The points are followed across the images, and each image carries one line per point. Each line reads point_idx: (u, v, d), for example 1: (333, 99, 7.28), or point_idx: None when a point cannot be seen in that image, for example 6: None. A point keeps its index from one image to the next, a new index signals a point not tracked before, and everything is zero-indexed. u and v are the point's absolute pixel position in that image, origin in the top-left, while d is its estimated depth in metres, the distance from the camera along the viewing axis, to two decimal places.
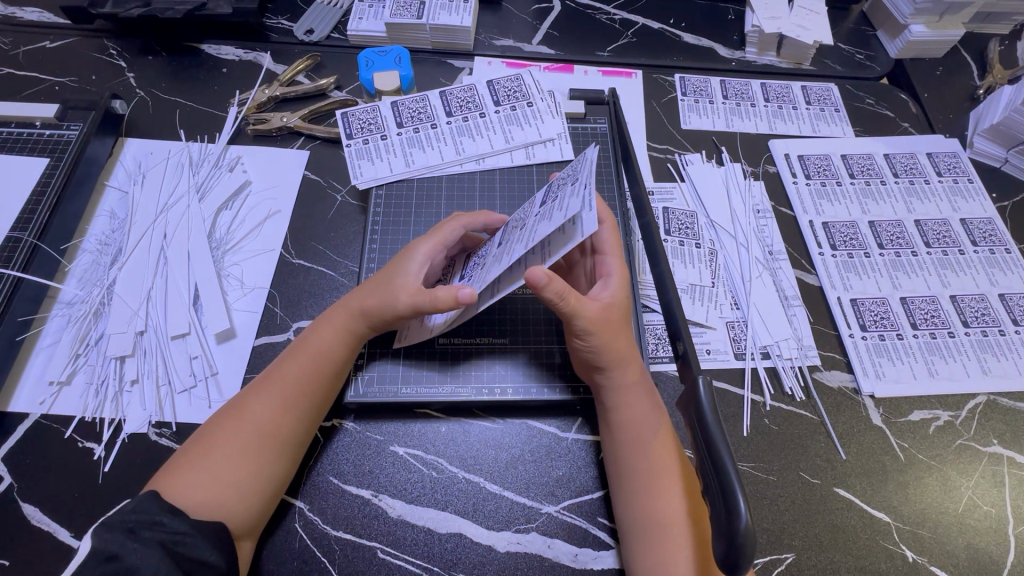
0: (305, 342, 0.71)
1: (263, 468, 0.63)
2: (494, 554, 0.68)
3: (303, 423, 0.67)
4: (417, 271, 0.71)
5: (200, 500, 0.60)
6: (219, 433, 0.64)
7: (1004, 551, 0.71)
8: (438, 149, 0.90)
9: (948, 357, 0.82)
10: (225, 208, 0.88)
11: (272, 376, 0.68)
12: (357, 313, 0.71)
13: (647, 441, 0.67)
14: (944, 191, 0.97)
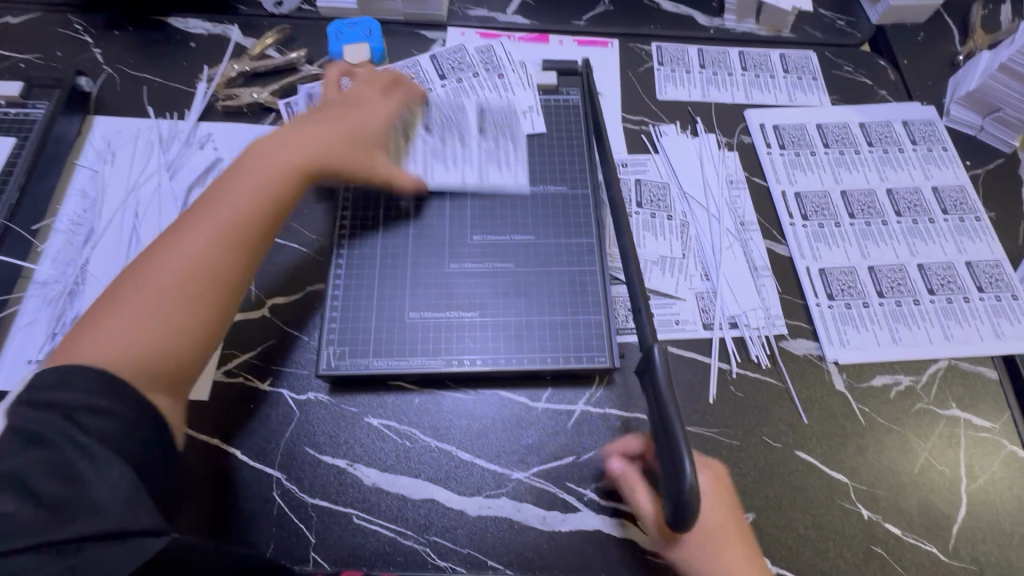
0: (211, 204, 0.68)
1: (179, 339, 0.62)
2: (465, 518, 0.71)
3: (235, 254, 0.66)
4: (335, 135, 0.77)
5: (113, 350, 0.58)
6: (134, 284, 0.62)
7: (956, 508, 0.74)
8: (391, 121, 0.87)
9: (913, 324, 0.84)
10: (196, 186, 0.88)
11: (184, 233, 0.66)
12: (302, 148, 0.74)
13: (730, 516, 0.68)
14: (918, 159, 0.97)
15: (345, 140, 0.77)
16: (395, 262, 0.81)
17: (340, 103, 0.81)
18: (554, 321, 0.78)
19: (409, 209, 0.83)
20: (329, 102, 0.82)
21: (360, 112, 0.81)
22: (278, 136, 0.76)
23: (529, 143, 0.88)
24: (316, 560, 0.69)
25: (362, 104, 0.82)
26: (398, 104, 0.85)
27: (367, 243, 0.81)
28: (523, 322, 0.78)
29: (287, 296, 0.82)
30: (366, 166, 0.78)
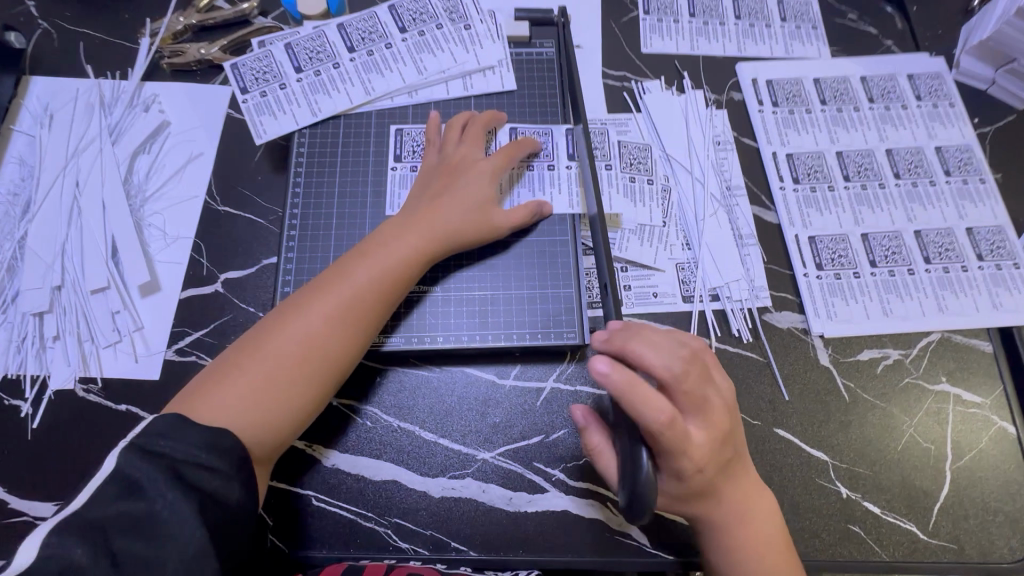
0: (342, 273, 0.68)
1: (283, 405, 0.63)
2: (428, 499, 0.69)
3: (344, 344, 0.66)
4: (454, 210, 0.71)
5: (242, 420, 0.61)
6: (254, 354, 0.64)
7: (939, 486, 0.71)
8: (345, 92, 0.79)
9: (906, 295, 0.79)
10: (142, 152, 0.82)
11: (302, 313, 0.66)
12: (422, 236, 0.69)
13: (747, 480, 0.62)
14: (921, 116, 0.90)
15: (466, 219, 0.71)
16: (351, 232, 0.75)
17: (445, 170, 0.74)
18: (522, 295, 0.73)
19: (367, 175, 0.77)
20: (429, 170, 0.74)
21: (469, 176, 0.73)
22: (403, 214, 0.72)
23: (497, 102, 0.81)
24: (275, 542, 0.67)
25: (469, 167, 0.73)
26: (507, 163, 0.74)
27: (322, 211, 0.75)
28: (490, 297, 0.73)
29: (241, 270, 0.77)
30: (482, 233, 0.72)
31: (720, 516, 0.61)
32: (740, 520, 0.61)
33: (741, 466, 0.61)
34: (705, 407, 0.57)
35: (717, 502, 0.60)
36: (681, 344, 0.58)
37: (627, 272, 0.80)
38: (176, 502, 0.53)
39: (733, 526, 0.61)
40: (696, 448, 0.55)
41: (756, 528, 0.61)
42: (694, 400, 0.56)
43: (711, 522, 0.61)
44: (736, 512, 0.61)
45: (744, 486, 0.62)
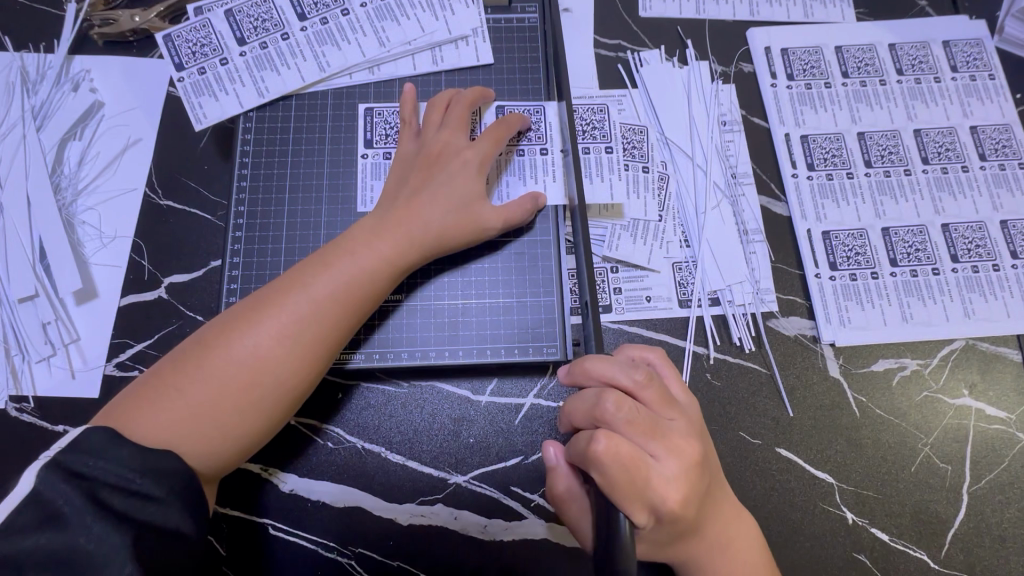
0: (307, 271, 0.56)
1: (237, 426, 0.52)
2: (395, 527, 0.63)
3: (308, 356, 0.54)
4: (435, 209, 0.60)
5: (175, 444, 0.49)
6: (201, 360, 0.52)
7: (954, 510, 0.65)
8: (296, 67, 0.69)
9: (928, 298, 0.71)
10: (72, 138, 0.73)
11: (260, 316, 0.53)
12: (402, 237, 0.59)
13: (729, 514, 0.54)
14: (956, 91, 0.79)
15: (449, 220, 0.61)
16: (305, 233, 0.66)
17: (422, 159, 0.63)
18: (498, 304, 0.65)
19: (323, 165, 0.68)
20: (407, 159, 0.64)
21: (454, 167, 0.62)
22: (379, 211, 0.61)
23: (472, 78, 0.71)
24: (231, 573, 0.62)
25: (453, 155, 0.63)
26: (496, 150, 0.64)
27: (272, 207, 0.67)
28: (462, 306, 0.65)
29: (187, 274, 0.69)
30: (468, 236, 0.62)
31: (697, 556, 0.53)
32: (724, 562, 0.53)
33: (718, 499, 0.54)
34: (666, 438, 0.48)
35: (694, 542, 0.52)
36: (630, 371, 0.50)
37: (617, 273, 0.72)
38: (104, 536, 0.42)
39: (714, 569, 0.53)
40: (663, 488, 0.47)
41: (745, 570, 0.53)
42: (649, 431, 0.48)
43: (689, 564, 0.54)
44: (718, 553, 0.53)
45: (725, 523, 0.54)
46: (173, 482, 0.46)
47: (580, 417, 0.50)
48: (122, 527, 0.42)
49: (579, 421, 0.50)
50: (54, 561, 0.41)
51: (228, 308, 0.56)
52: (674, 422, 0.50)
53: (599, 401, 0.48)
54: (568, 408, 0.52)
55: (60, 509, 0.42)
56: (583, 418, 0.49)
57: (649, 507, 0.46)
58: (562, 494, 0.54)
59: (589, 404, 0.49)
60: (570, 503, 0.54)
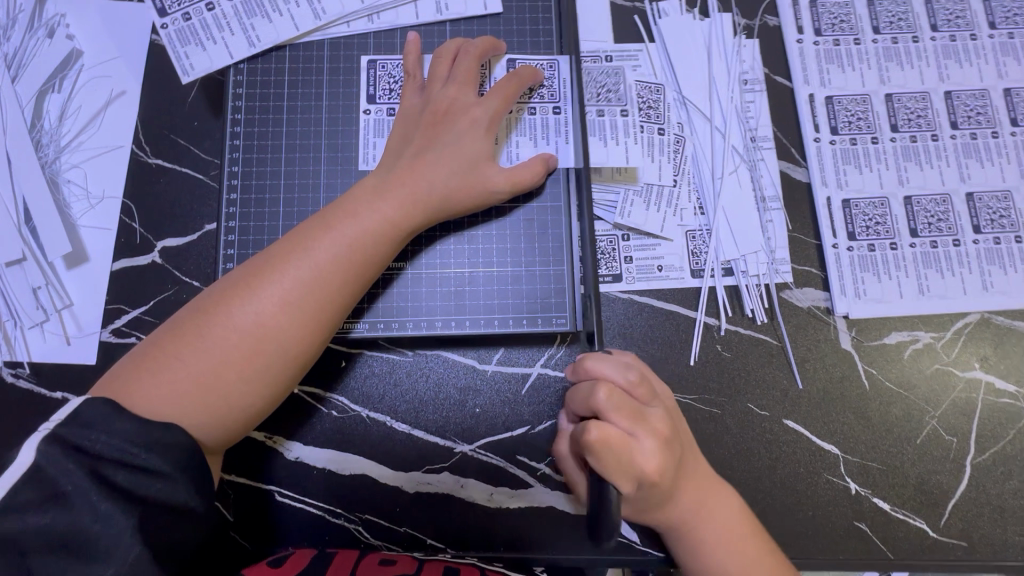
0: (309, 234, 0.53)
1: (243, 395, 0.50)
2: (401, 494, 0.64)
3: (312, 323, 0.52)
4: (441, 170, 0.57)
5: (179, 413, 0.48)
6: (201, 328, 0.50)
7: (956, 482, 0.66)
8: (288, 14, 0.64)
9: (946, 270, 0.69)
10: (51, 90, 0.68)
11: (261, 280, 0.51)
12: (406, 199, 0.56)
13: (712, 484, 0.55)
14: (992, 50, 0.74)
15: (455, 182, 0.57)
16: (303, 196, 0.63)
17: (427, 116, 0.59)
18: (505, 272, 0.63)
19: (320, 123, 0.64)
20: (410, 115, 0.60)
21: (462, 124, 0.58)
22: (381, 171, 0.58)
23: (478, 29, 0.66)
24: (238, 537, 0.63)
25: (460, 112, 0.59)
26: (504, 108, 0.60)
27: (268, 168, 0.63)
28: (468, 275, 0.63)
29: (181, 238, 0.66)
30: (475, 199, 0.59)
31: (686, 522, 0.54)
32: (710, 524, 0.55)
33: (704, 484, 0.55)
34: (647, 420, 0.48)
35: (680, 510, 0.54)
36: (613, 363, 0.50)
37: (628, 241, 0.69)
38: (109, 515, 0.41)
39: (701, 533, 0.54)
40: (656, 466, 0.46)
41: (729, 543, 0.54)
42: (633, 415, 0.47)
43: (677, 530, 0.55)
44: (701, 518, 0.55)
45: (707, 489, 0.55)
46: (178, 455, 0.45)
47: (573, 407, 0.51)
48: (128, 508, 0.42)
49: (573, 410, 0.51)
50: (58, 537, 0.40)
51: (226, 274, 0.54)
52: (654, 407, 0.49)
53: (586, 390, 0.48)
54: (565, 400, 0.53)
55: (63, 486, 0.41)
56: (574, 407, 0.50)
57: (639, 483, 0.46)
58: (564, 453, 0.59)
59: (580, 394, 0.50)
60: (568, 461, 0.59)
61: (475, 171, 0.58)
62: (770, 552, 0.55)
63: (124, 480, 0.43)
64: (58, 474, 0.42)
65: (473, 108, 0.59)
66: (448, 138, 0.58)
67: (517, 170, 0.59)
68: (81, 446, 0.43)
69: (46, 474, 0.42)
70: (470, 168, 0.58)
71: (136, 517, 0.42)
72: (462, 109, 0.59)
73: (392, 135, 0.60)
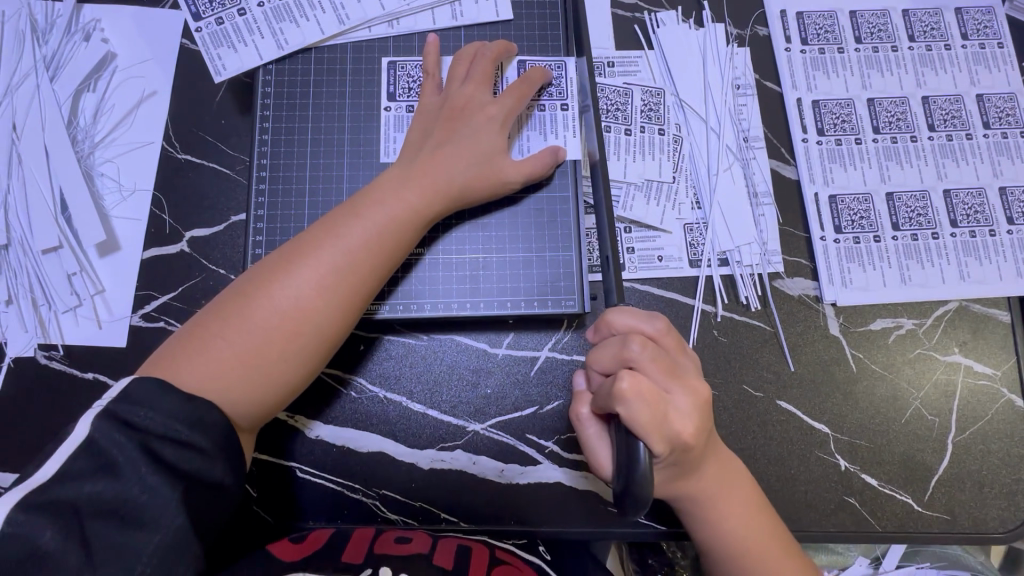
0: (339, 222, 0.57)
1: (282, 371, 0.54)
2: (417, 471, 0.67)
3: (345, 306, 0.56)
4: (459, 163, 0.61)
5: (224, 388, 0.51)
6: (243, 310, 0.53)
7: (938, 459, 0.70)
8: (315, 19, 0.69)
9: (926, 261, 0.74)
10: (86, 89, 0.72)
11: (297, 264, 0.55)
12: (428, 189, 0.60)
13: (723, 457, 0.58)
14: (965, 58, 0.80)
15: (472, 173, 0.62)
16: (327, 187, 0.67)
17: (446, 113, 0.64)
18: (517, 259, 0.67)
19: (344, 120, 0.68)
20: (430, 111, 0.65)
21: (478, 120, 0.63)
22: (402, 164, 0.62)
23: (490, 34, 0.71)
24: (261, 512, 0.66)
25: (476, 110, 0.64)
26: (519, 105, 0.65)
27: (295, 161, 0.67)
28: (482, 261, 0.67)
29: (209, 228, 0.70)
30: (489, 189, 0.63)
31: (697, 492, 0.57)
32: (719, 495, 0.57)
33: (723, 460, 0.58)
34: (680, 374, 0.52)
35: (693, 479, 0.56)
36: (652, 321, 0.55)
37: (630, 233, 0.74)
38: (156, 487, 0.44)
39: (711, 503, 0.57)
40: (680, 421, 0.50)
41: (742, 515, 0.57)
42: (668, 370, 0.52)
43: (688, 500, 0.57)
44: (713, 488, 0.57)
45: (720, 462, 0.58)
46: (217, 435, 0.48)
47: (605, 360, 0.53)
48: (172, 482, 0.45)
49: (605, 363, 0.53)
50: (106, 506, 0.43)
51: (262, 260, 0.58)
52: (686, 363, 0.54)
53: (623, 344, 0.52)
54: (594, 354, 0.55)
55: (115, 458, 0.44)
56: (610, 359, 0.53)
57: (667, 438, 0.49)
58: (585, 416, 0.58)
59: (616, 348, 0.53)
60: (590, 425, 0.57)
61: (491, 163, 0.63)
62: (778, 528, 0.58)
63: (170, 453, 0.46)
64: (108, 445, 0.45)
65: (490, 106, 0.64)
66: (467, 132, 0.63)
67: (531, 162, 0.64)
68: (132, 421, 0.46)
69: (97, 445, 0.45)
70: (487, 160, 0.63)
71: (181, 490, 0.45)
72: (479, 107, 0.64)
73: (411, 130, 0.65)
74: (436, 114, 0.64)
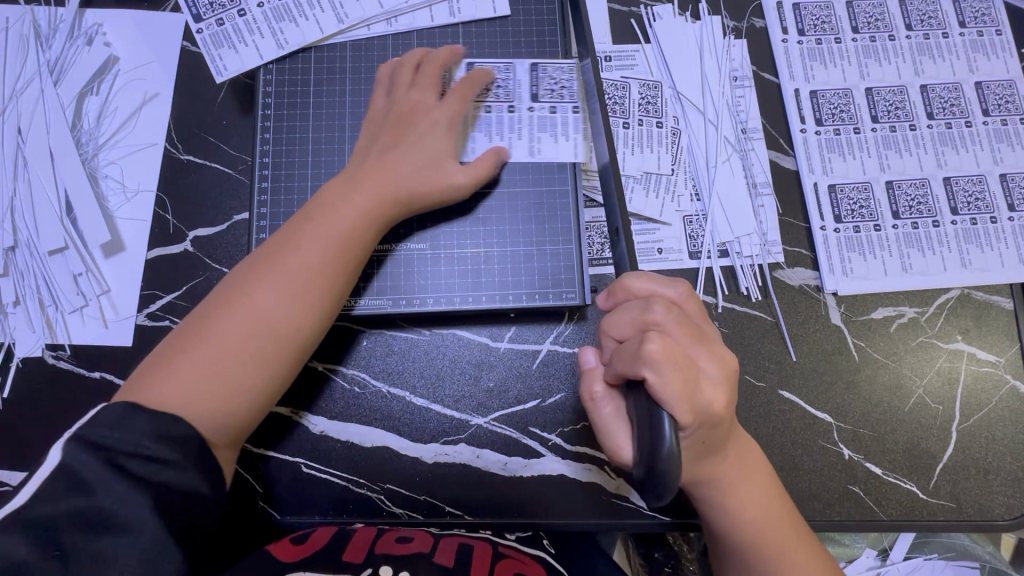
0: (296, 233, 0.58)
1: (251, 384, 0.54)
2: (421, 465, 0.67)
3: (309, 314, 0.56)
4: (406, 167, 0.61)
5: (192, 407, 0.52)
6: (206, 329, 0.54)
7: (943, 447, 0.70)
8: (314, 19, 0.70)
9: (927, 248, 0.74)
10: (89, 93, 0.73)
11: (257, 280, 0.55)
12: (376, 194, 0.60)
13: (743, 445, 0.57)
14: (963, 47, 0.80)
15: (422, 176, 0.62)
16: (329, 184, 0.67)
17: (393, 119, 0.64)
18: (518, 253, 0.67)
19: (344, 118, 0.69)
20: (378, 119, 0.65)
21: (425, 126, 0.63)
22: (349, 172, 0.62)
23: (488, 30, 0.71)
24: (268, 507, 0.66)
25: (422, 115, 0.64)
26: (463, 106, 0.65)
27: (296, 159, 0.68)
28: (483, 255, 0.67)
29: (212, 227, 0.71)
30: (449, 193, 0.63)
31: (719, 476, 0.55)
32: (737, 480, 0.56)
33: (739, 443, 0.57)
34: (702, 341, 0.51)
35: (715, 464, 0.54)
36: (671, 286, 0.54)
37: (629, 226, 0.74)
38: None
39: (731, 488, 0.56)
40: (709, 391, 0.49)
41: (755, 495, 0.56)
42: (693, 336, 0.50)
43: (708, 485, 0.55)
44: (735, 477, 0.56)
45: (740, 449, 0.57)
46: None
47: (623, 327, 0.51)
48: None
49: (623, 330, 0.51)
50: None
51: (224, 279, 0.58)
52: (708, 331, 0.53)
53: (647, 307, 0.50)
54: (609, 320, 0.52)
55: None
56: (628, 327, 0.51)
57: (698, 410, 0.48)
58: (598, 396, 0.54)
59: (637, 313, 0.51)
60: (606, 403, 0.54)
61: (440, 166, 0.63)
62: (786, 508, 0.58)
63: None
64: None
65: (432, 111, 0.64)
66: (415, 139, 0.63)
67: (483, 159, 0.64)
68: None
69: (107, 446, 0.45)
70: (436, 163, 0.62)
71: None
72: (422, 112, 0.64)
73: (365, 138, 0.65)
74: (388, 119, 0.65)
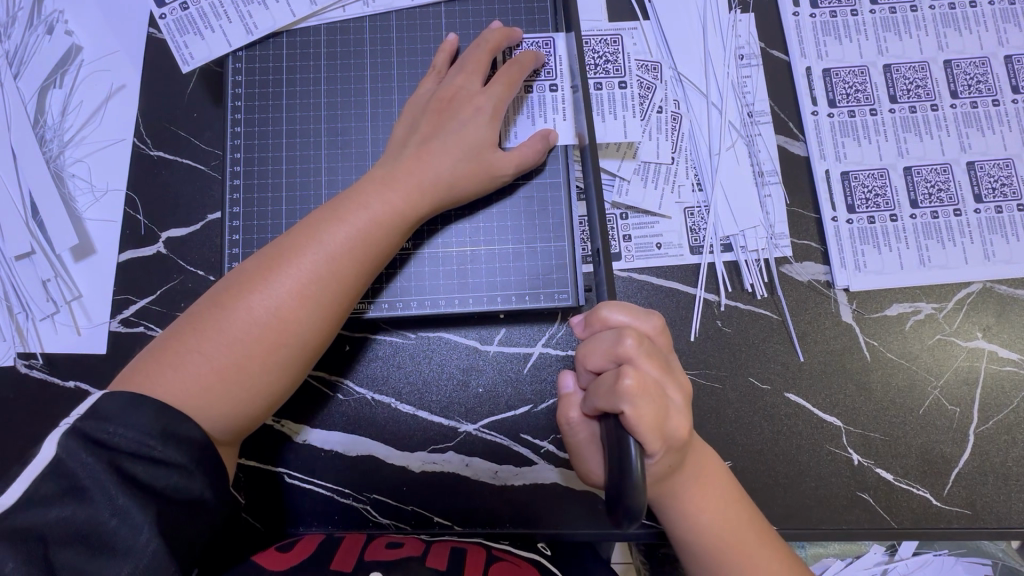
0: (320, 223, 0.54)
1: (259, 386, 0.51)
2: (408, 474, 0.65)
3: (328, 314, 0.53)
4: (446, 158, 0.58)
5: (199, 404, 0.48)
6: (219, 321, 0.50)
7: (961, 452, 0.66)
8: (284, 1, 0.65)
9: (947, 241, 0.69)
10: (53, 86, 0.69)
11: (276, 273, 0.52)
12: (412, 190, 0.56)
13: (701, 454, 0.55)
14: (992, 17, 0.73)
15: (461, 168, 0.58)
16: (304, 180, 0.63)
17: (434, 104, 0.60)
18: (507, 250, 0.63)
19: (320, 109, 0.64)
20: (418, 104, 0.61)
21: (466, 113, 0.59)
22: (386, 163, 0.58)
23: (474, 9, 0.66)
24: (250, 519, 0.64)
25: (464, 102, 0.60)
26: (507, 94, 0.60)
27: (270, 156, 0.64)
28: (470, 254, 0.63)
29: (185, 227, 0.67)
30: (481, 185, 0.60)
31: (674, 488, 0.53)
32: (697, 490, 0.53)
33: (698, 456, 0.54)
34: (675, 375, 0.48)
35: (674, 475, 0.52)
36: (648, 317, 0.50)
37: (626, 220, 0.70)
38: (128, 509, 0.42)
39: (690, 496, 0.53)
40: (678, 420, 0.46)
41: (719, 504, 0.54)
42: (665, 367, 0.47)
43: (669, 500, 0.53)
44: (696, 486, 0.53)
45: (699, 456, 0.54)
46: (193, 449, 0.46)
47: (598, 357, 0.48)
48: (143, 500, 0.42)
49: (596, 363, 0.48)
50: (74, 534, 0.41)
51: (238, 266, 0.55)
52: (676, 364, 0.51)
53: (622, 338, 0.46)
54: (583, 351, 0.49)
55: (86, 486, 0.42)
56: (602, 358, 0.48)
57: (665, 437, 0.45)
58: (574, 420, 0.52)
59: (611, 343, 0.47)
60: (581, 429, 0.51)
61: (489, 156, 0.59)
62: (760, 526, 0.54)
63: (142, 471, 0.43)
64: (68, 472, 0.42)
65: (475, 99, 0.60)
66: (456, 128, 0.59)
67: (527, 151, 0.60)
68: (100, 439, 0.43)
69: (65, 467, 0.42)
70: (472, 152, 0.59)
71: (153, 514, 0.43)
72: (462, 99, 0.60)
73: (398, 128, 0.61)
74: (417, 115, 0.60)
